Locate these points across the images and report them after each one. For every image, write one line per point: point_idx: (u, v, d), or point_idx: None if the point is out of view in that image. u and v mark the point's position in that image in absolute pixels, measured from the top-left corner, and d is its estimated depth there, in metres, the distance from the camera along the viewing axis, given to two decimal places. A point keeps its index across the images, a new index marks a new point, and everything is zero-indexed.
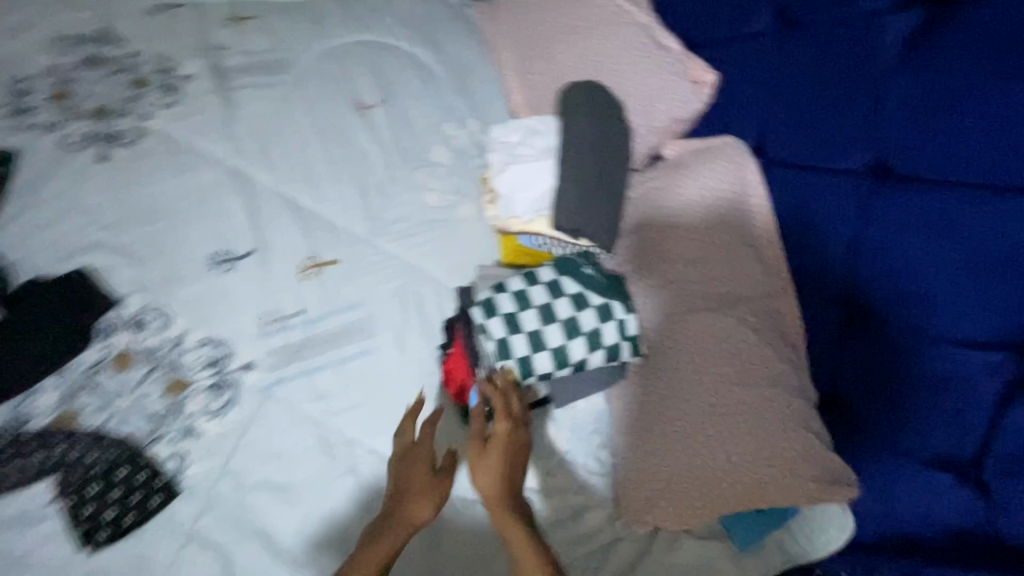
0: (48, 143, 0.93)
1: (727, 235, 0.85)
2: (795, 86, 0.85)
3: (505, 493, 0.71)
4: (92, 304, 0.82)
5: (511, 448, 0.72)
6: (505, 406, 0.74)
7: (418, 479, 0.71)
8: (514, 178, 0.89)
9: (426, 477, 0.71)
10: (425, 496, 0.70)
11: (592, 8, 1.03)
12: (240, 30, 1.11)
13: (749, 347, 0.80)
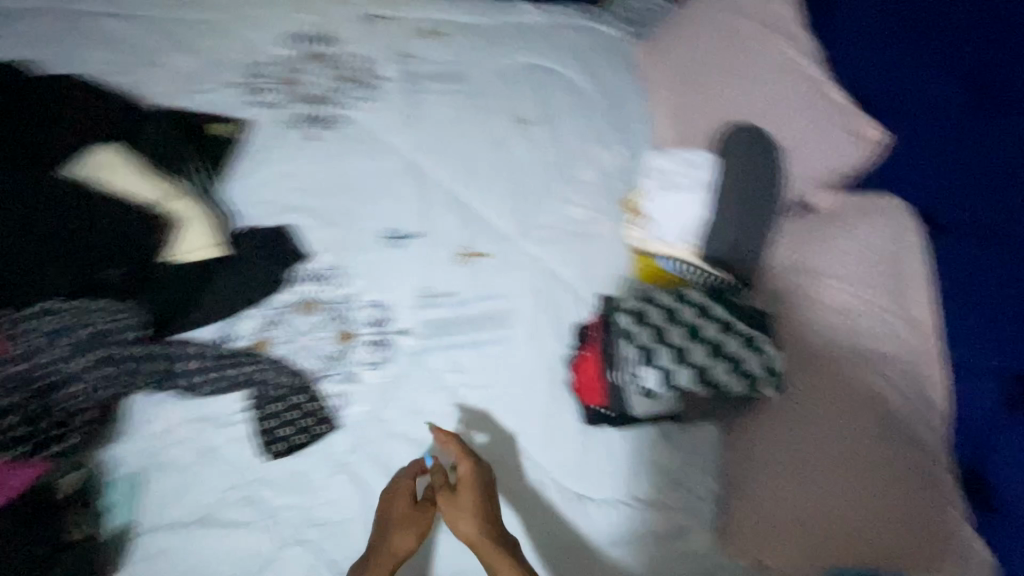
0: (272, 119, 1.08)
1: (883, 293, 0.83)
2: (979, 154, 0.82)
3: (480, 520, 0.72)
4: (287, 249, 0.95)
5: (472, 480, 0.75)
6: (464, 449, 0.78)
7: (397, 512, 0.74)
8: (668, 205, 0.98)
9: (404, 513, 0.74)
10: (402, 532, 0.72)
11: (765, 60, 1.07)
12: (432, 43, 1.25)
13: (890, 407, 0.76)
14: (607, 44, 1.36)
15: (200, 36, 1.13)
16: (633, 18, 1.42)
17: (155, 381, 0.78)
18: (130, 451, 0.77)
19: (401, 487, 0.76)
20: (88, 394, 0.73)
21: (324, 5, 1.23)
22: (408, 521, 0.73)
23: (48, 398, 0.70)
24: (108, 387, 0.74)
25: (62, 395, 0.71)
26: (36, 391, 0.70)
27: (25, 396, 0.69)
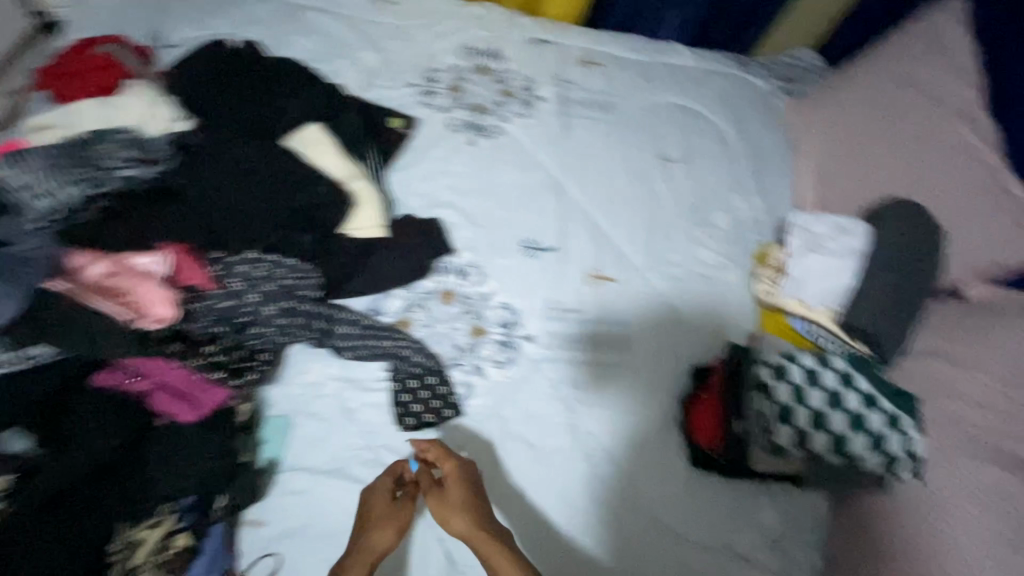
0: (438, 121, 1.17)
1: None
2: None
3: (471, 516, 0.74)
4: (436, 241, 1.02)
5: (462, 479, 0.77)
6: (442, 451, 0.79)
7: (373, 508, 0.76)
8: (814, 267, 0.97)
9: (383, 505, 0.76)
10: (379, 523, 0.74)
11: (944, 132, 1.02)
12: (588, 71, 1.31)
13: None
14: (756, 96, 1.37)
15: (386, 39, 1.24)
16: (784, 75, 1.43)
17: (315, 338, 0.86)
18: (278, 392, 0.85)
19: (382, 487, 0.78)
20: (271, 337, 0.80)
21: (496, 24, 1.32)
22: (392, 519, 0.75)
23: (242, 334, 0.78)
24: (284, 334, 0.82)
25: (253, 333, 0.78)
26: (232, 325, 0.77)
27: (224, 328, 0.76)
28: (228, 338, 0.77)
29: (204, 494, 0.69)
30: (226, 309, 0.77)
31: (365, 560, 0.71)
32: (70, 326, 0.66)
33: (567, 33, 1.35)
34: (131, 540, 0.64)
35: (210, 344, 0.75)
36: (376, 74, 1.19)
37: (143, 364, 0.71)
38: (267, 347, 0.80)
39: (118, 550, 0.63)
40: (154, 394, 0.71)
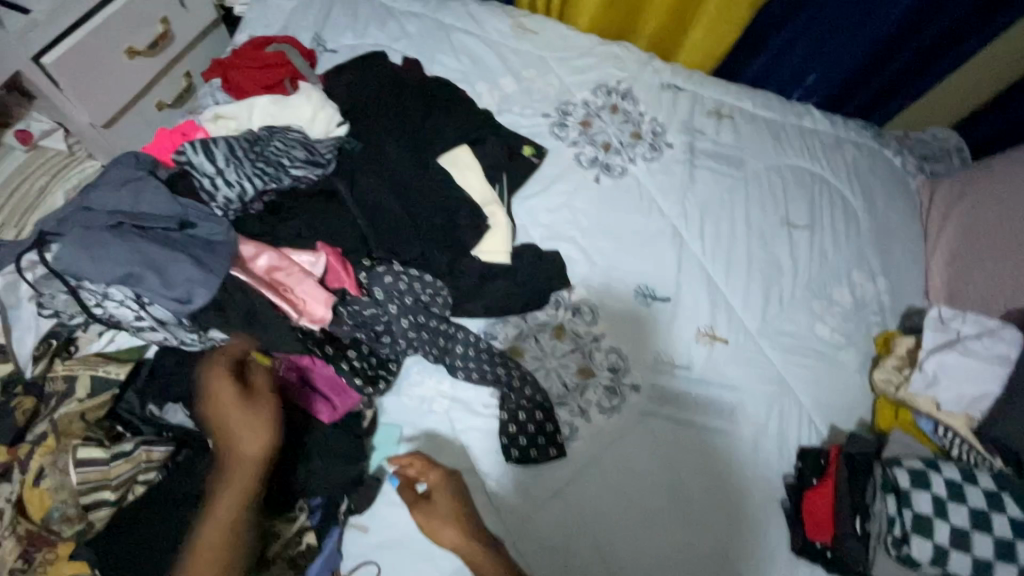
0: (567, 154, 1.18)
1: None
2: None
3: (457, 529, 0.71)
4: (556, 273, 1.01)
5: (442, 485, 0.75)
6: (424, 464, 0.76)
7: (230, 413, 0.64)
8: (957, 368, 0.91)
9: (239, 407, 0.64)
10: (244, 429, 0.63)
11: None
12: (718, 124, 1.29)
13: None
14: (890, 171, 1.32)
15: (526, 67, 1.27)
16: (921, 153, 1.36)
17: (434, 356, 0.87)
18: (391, 402, 0.87)
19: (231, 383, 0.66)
20: (401, 352, 0.84)
21: (633, 64, 1.33)
22: (252, 419, 0.64)
23: (377, 344, 0.83)
24: (412, 350, 0.85)
25: (386, 346, 0.84)
26: (370, 334, 0.83)
27: (364, 336, 0.83)
28: (365, 345, 0.83)
29: (331, 499, 0.75)
30: (368, 320, 0.83)
31: (246, 471, 0.63)
32: (249, 315, 0.75)
33: (701, 83, 1.34)
34: (271, 530, 0.71)
35: (351, 350, 0.82)
36: (512, 100, 1.23)
37: (294, 359, 0.77)
38: (394, 358, 0.84)
39: (258, 536, 0.70)
40: (299, 387, 0.77)
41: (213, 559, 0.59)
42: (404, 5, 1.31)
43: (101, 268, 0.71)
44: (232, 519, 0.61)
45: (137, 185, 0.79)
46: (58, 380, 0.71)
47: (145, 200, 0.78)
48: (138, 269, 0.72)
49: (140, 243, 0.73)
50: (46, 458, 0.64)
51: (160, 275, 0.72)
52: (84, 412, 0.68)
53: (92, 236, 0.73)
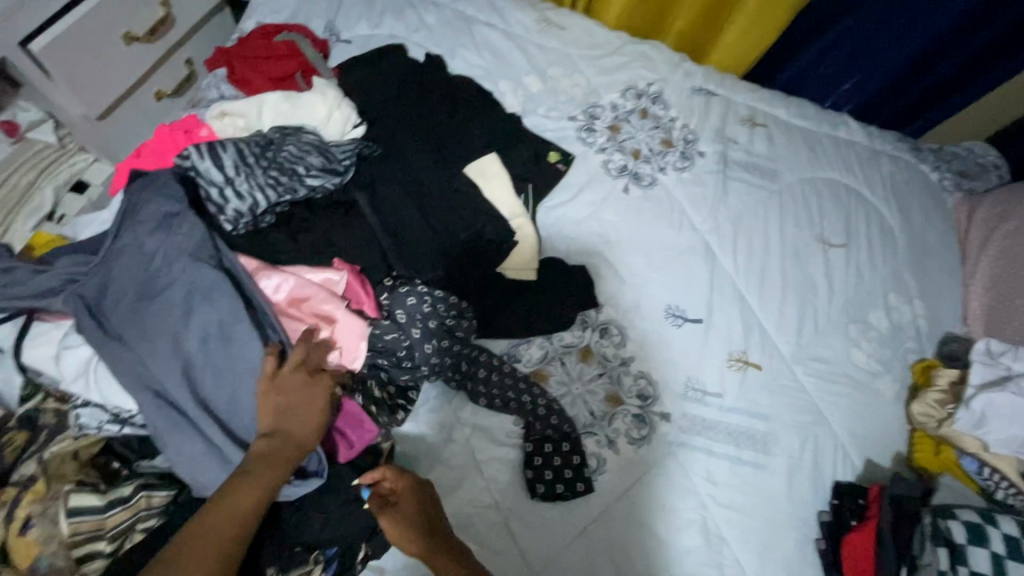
0: (595, 161, 1.11)
1: None
2: None
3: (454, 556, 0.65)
4: (585, 292, 0.94)
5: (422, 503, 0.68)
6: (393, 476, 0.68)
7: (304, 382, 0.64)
8: (1008, 408, 0.84)
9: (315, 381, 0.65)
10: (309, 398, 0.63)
11: None
12: (752, 132, 1.23)
13: None
14: (927, 189, 1.26)
15: (552, 65, 1.20)
16: (960, 168, 1.30)
17: (456, 381, 0.81)
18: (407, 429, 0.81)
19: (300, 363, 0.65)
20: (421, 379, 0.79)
21: (663, 65, 1.25)
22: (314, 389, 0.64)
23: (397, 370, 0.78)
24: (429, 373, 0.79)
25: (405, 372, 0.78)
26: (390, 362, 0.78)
27: (386, 362, 0.77)
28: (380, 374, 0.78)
29: (345, 548, 0.68)
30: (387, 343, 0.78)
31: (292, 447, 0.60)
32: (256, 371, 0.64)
33: (734, 88, 1.28)
34: None
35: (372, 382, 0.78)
36: (536, 100, 1.16)
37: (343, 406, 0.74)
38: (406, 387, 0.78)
39: None
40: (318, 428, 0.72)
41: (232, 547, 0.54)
42: None
43: (138, 366, 0.62)
44: (255, 500, 0.57)
45: (169, 232, 0.69)
46: (46, 414, 0.64)
47: (168, 268, 0.67)
48: (193, 368, 0.64)
49: (166, 341, 0.63)
50: (33, 506, 0.55)
51: (186, 376, 0.63)
52: (78, 451, 0.60)
53: (119, 319, 0.65)
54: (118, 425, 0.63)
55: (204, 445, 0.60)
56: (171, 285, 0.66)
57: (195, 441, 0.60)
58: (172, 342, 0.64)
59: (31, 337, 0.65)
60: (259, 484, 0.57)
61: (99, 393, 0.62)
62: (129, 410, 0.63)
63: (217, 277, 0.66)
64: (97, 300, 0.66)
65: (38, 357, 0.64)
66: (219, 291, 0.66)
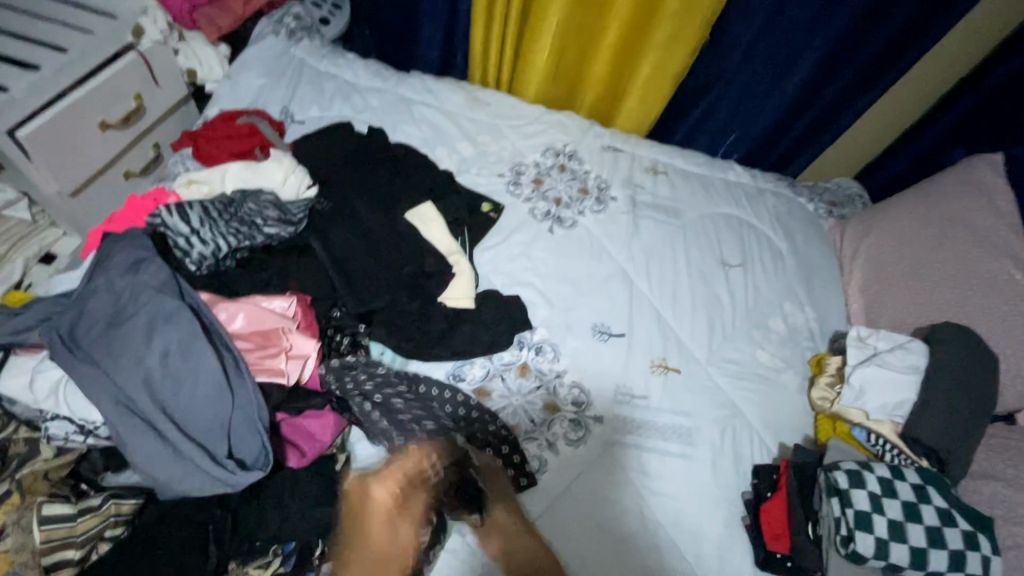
0: (523, 209, 1.29)
1: None
2: None
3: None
4: (519, 317, 1.07)
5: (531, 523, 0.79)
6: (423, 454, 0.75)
7: (378, 520, 0.69)
8: (879, 379, 0.99)
9: (387, 518, 0.69)
10: (390, 538, 0.68)
11: (986, 266, 1.12)
12: (656, 179, 1.45)
13: None
14: (806, 216, 1.49)
15: (481, 134, 1.41)
16: (830, 199, 1.56)
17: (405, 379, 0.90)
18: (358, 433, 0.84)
19: (359, 527, 0.69)
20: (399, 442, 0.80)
21: (576, 130, 1.49)
22: (388, 524, 0.69)
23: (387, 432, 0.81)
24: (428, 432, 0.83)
25: (387, 421, 0.81)
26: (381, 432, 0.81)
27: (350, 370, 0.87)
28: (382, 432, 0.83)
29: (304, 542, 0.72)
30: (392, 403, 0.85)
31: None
32: (218, 381, 0.73)
33: (637, 146, 1.51)
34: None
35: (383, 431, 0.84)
36: (469, 162, 1.35)
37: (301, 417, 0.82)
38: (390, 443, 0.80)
39: None
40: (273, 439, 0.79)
41: None
42: (367, 81, 1.43)
43: (105, 379, 0.70)
44: None
45: (141, 270, 0.79)
46: (18, 443, 0.70)
47: (137, 297, 0.77)
48: (154, 377, 0.72)
49: (130, 356, 0.72)
50: (9, 514, 0.63)
51: (148, 388, 0.71)
52: (48, 471, 0.67)
53: (90, 343, 0.73)
54: (82, 437, 0.70)
55: (161, 443, 0.68)
56: (136, 312, 0.75)
57: (154, 440, 0.68)
58: (139, 359, 0.72)
59: (6, 370, 0.72)
60: None
61: (68, 407, 0.69)
62: (94, 422, 0.70)
63: (179, 305, 0.76)
64: (69, 333, 0.73)
65: (13, 386, 0.70)
66: (179, 315, 0.75)
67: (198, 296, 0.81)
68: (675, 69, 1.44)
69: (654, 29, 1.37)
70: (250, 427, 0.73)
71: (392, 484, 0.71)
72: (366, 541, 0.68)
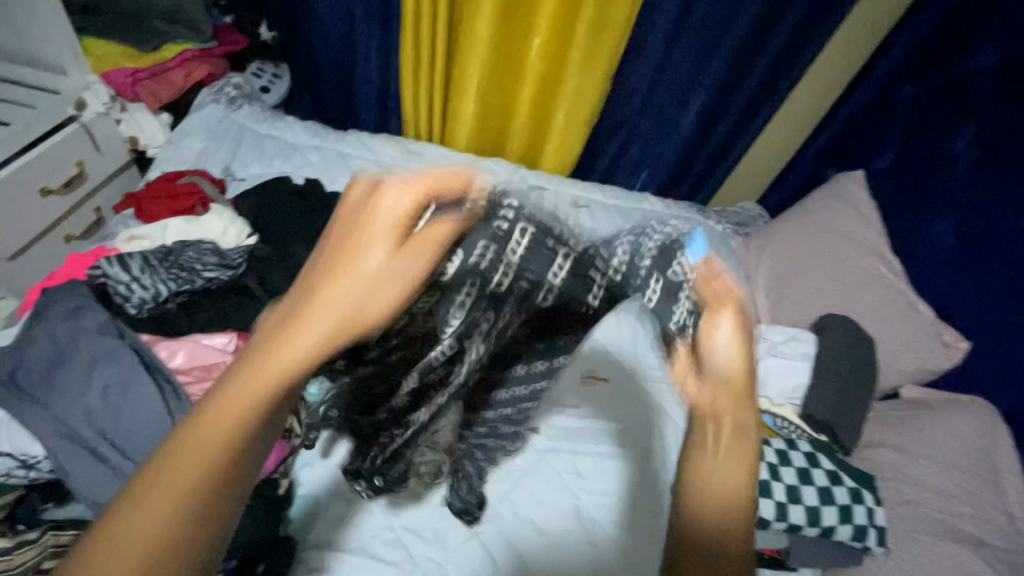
0: None
1: (982, 470, 0.93)
2: None
3: (743, 507, 0.46)
4: None
5: (744, 373, 0.51)
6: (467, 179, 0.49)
7: (377, 227, 0.43)
8: (775, 367, 1.12)
9: (393, 232, 0.43)
10: (396, 270, 0.43)
11: (860, 263, 1.27)
12: (578, 211, 1.60)
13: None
14: (715, 235, 1.66)
15: None
16: (736, 220, 1.74)
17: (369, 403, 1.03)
18: (321, 433, 1.00)
19: (358, 221, 0.43)
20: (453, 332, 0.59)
21: (503, 173, 1.62)
22: (398, 249, 0.44)
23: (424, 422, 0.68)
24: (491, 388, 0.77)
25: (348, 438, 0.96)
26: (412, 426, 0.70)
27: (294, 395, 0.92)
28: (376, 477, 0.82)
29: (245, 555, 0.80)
30: None
31: (343, 328, 0.41)
32: (152, 410, 0.77)
33: (560, 184, 1.67)
34: None
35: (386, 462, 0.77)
36: None
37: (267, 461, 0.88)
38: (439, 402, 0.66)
39: None
40: None
41: (175, 504, 0.36)
42: (305, 140, 1.54)
43: (45, 414, 0.75)
44: (253, 405, 0.39)
45: (81, 315, 0.84)
46: None
47: (76, 339, 0.81)
48: (94, 409, 0.76)
49: (72, 391, 0.77)
50: None
51: (91, 419, 0.76)
52: None
53: (34, 383, 0.77)
54: (23, 472, 0.73)
55: (103, 467, 0.73)
56: (77, 352, 0.80)
57: (98, 466, 0.73)
58: (81, 394, 0.77)
59: None
60: (253, 390, 0.39)
61: (10, 442, 0.73)
62: (35, 456, 0.73)
63: (120, 344, 0.81)
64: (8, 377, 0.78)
65: None
66: (120, 353, 0.81)
67: (135, 335, 0.85)
68: (584, 114, 1.59)
69: (563, 83, 1.53)
70: None
71: (412, 189, 0.44)
72: (361, 239, 0.43)
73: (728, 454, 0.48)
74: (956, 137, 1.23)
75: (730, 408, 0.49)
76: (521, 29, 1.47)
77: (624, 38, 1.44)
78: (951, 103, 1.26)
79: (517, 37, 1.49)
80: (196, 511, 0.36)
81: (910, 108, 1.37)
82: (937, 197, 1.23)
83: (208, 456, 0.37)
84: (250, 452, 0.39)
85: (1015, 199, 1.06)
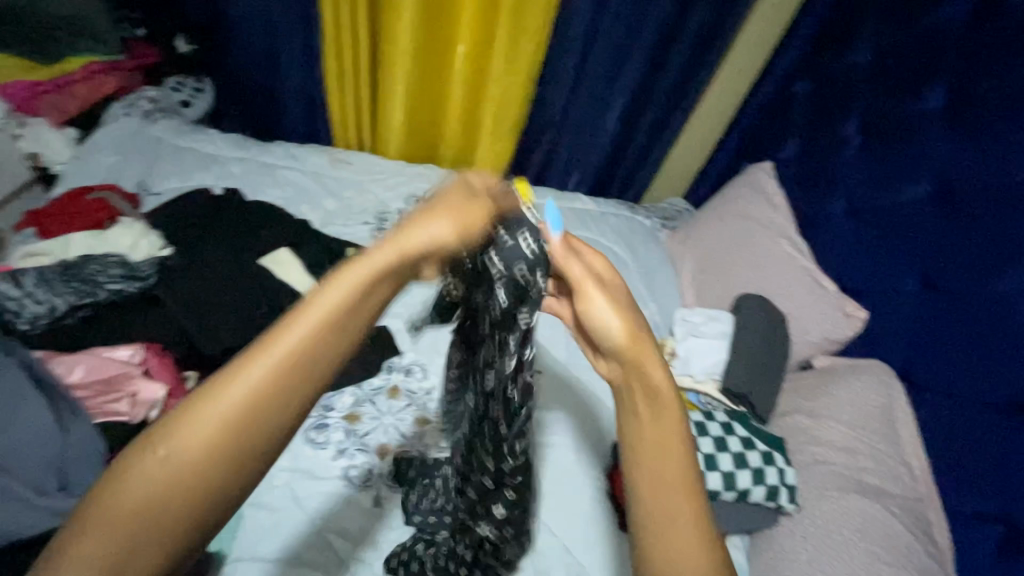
0: None
1: (881, 427, 1.00)
2: (954, 332, 0.98)
3: (689, 493, 0.52)
4: (387, 345, 1.15)
5: (635, 340, 0.55)
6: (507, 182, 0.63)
7: (452, 198, 0.56)
8: (693, 346, 1.18)
9: (460, 200, 0.56)
10: (450, 217, 0.54)
11: (770, 246, 1.35)
12: None
13: (880, 527, 0.88)
14: (644, 229, 1.72)
15: (345, 190, 1.52)
16: (665, 214, 1.82)
17: (317, 413, 1.04)
18: None
19: (438, 197, 0.56)
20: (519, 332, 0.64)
21: (434, 178, 1.62)
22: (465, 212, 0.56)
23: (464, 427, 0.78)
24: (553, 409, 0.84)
25: (311, 445, 1.00)
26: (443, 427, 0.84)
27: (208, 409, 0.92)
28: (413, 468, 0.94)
29: None
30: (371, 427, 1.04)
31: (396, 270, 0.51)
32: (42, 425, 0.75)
33: None
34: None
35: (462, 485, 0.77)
36: (334, 216, 1.45)
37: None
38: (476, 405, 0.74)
39: None
40: None
41: (214, 433, 0.44)
42: (227, 151, 1.51)
43: None
44: (298, 361, 0.46)
45: None
46: None
47: None
48: None
49: None
50: None
51: None
52: None
53: None
54: None
55: None
56: None
57: None
58: None
59: None
60: (302, 341, 0.46)
61: None
62: None
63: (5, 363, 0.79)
64: None
65: None
66: (5, 370, 0.78)
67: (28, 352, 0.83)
68: (511, 116, 1.61)
69: (488, 87, 1.56)
70: (87, 461, 0.76)
71: (474, 182, 0.59)
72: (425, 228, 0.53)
73: (658, 437, 0.53)
74: (846, 124, 1.34)
75: (638, 380, 0.55)
76: (443, 38, 1.51)
77: (541, 43, 1.47)
78: (843, 94, 1.37)
79: (440, 45, 1.52)
80: (229, 443, 0.44)
81: (807, 103, 1.49)
82: (833, 181, 1.33)
83: (243, 393, 0.45)
84: (283, 400, 0.46)
85: (898, 173, 1.16)
